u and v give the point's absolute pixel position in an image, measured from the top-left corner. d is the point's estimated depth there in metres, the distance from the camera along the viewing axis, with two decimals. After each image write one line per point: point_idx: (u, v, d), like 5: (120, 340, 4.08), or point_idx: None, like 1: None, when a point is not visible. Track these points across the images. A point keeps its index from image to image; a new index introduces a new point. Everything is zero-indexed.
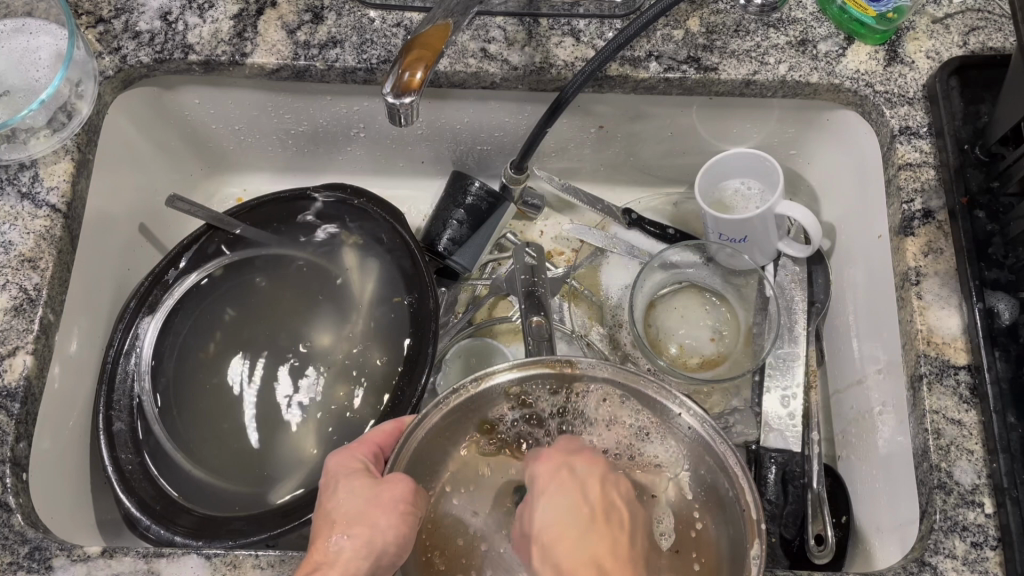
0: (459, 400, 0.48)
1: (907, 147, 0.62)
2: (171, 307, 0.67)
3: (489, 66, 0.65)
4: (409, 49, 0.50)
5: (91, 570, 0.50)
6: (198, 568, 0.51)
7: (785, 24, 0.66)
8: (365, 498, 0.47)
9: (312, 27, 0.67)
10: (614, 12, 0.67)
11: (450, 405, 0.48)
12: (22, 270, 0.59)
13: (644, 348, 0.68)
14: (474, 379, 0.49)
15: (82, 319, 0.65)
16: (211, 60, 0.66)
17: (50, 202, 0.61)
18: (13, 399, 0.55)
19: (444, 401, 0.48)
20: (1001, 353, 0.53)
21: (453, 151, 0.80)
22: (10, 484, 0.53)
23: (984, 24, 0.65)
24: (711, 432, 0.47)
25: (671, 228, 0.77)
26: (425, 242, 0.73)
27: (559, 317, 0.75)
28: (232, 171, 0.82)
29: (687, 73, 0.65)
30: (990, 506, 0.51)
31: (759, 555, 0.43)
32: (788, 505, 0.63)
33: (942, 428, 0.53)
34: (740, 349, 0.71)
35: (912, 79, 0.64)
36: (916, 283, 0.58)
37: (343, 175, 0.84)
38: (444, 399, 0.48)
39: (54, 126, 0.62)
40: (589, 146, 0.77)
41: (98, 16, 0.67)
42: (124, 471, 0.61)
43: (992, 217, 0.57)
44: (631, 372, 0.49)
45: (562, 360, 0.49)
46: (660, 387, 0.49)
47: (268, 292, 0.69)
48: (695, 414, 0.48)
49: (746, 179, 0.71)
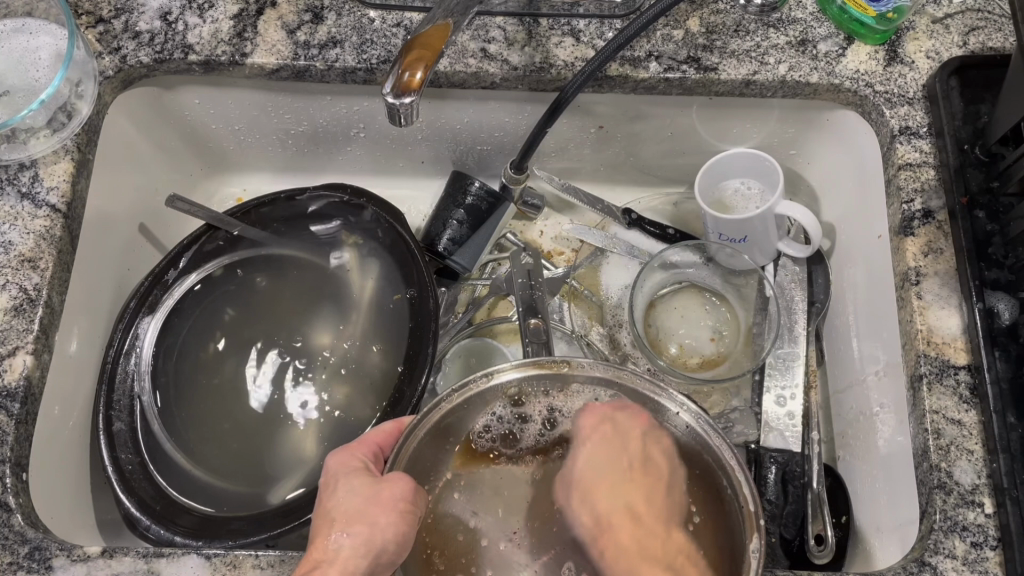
0: (460, 399, 0.48)
1: (906, 147, 0.62)
2: (172, 307, 0.67)
3: (489, 66, 0.65)
4: (409, 49, 0.50)
5: (91, 570, 0.50)
6: (198, 568, 0.51)
7: (785, 24, 0.66)
8: (365, 496, 0.48)
9: (312, 27, 0.67)
10: (614, 12, 0.67)
11: (451, 404, 0.48)
12: (22, 270, 0.59)
13: (644, 348, 0.68)
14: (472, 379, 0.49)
15: (82, 319, 0.65)
16: (211, 60, 0.66)
17: (50, 202, 0.61)
18: (13, 399, 0.55)
19: (445, 401, 0.48)
20: (1001, 353, 0.53)
21: (453, 151, 0.80)
22: (10, 484, 0.53)
23: (984, 24, 0.65)
24: (706, 427, 0.48)
25: (671, 228, 0.77)
26: (425, 242, 0.73)
27: (559, 317, 0.75)
28: (231, 171, 0.82)
29: (687, 73, 0.65)
30: (989, 506, 0.51)
31: (759, 550, 0.43)
32: (788, 505, 0.63)
33: (942, 428, 0.53)
34: (740, 349, 0.71)
35: (912, 79, 0.64)
36: (916, 283, 0.58)
37: (342, 176, 0.84)
38: (445, 399, 0.48)
39: (54, 126, 0.62)
40: (589, 146, 0.77)
41: (98, 16, 0.67)
42: (125, 471, 0.60)
43: (992, 217, 0.57)
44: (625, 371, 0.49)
45: (560, 360, 0.49)
46: (655, 385, 0.49)
47: (268, 292, 0.70)
48: (691, 411, 0.49)
49: (746, 179, 0.71)
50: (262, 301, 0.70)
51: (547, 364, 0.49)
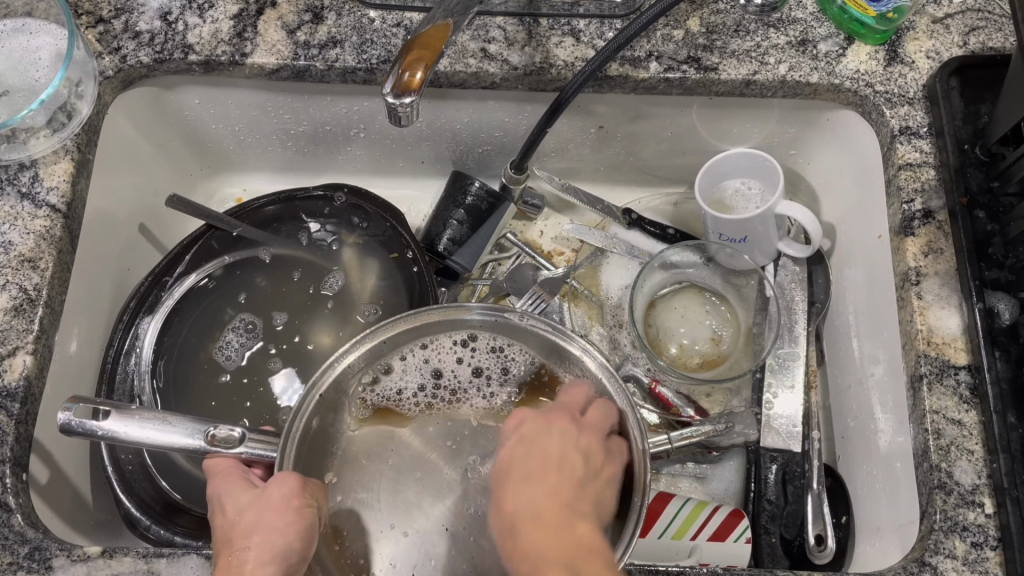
0: (312, 403, 0.48)
1: (906, 147, 0.62)
2: (172, 307, 0.67)
3: (489, 67, 0.65)
4: (409, 49, 0.50)
5: (91, 570, 0.50)
6: (198, 568, 0.50)
7: (785, 24, 0.66)
8: (273, 560, 0.44)
9: (312, 27, 0.67)
10: (614, 12, 0.66)
11: (307, 410, 0.48)
12: (22, 270, 0.59)
13: (644, 347, 0.68)
14: (314, 377, 0.48)
15: (82, 319, 0.65)
16: (211, 60, 0.66)
17: (50, 202, 0.61)
18: (13, 399, 0.55)
19: (301, 409, 0.47)
20: (1001, 353, 0.53)
21: (452, 151, 0.80)
22: (10, 484, 0.53)
23: (984, 24, 0.65)
24: (510, 316, 0.52)
25: (671, 228, 0.77)
26: (425, 242, 0.73)
27: (559, 317, 0.74)
28: (232, 171, 0.82)
29: (687, 73, 0.65)
30: (990, 506, 0.51)
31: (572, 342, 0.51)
32: (788, 505, 0.64)
33: (942, 428, 0.53)
34: (741, 349, 0.71)
35: (912, 79, 0.64)
36: (916, 282, 0.58)
37: (342, 176, 0.84)
38: (300, 408, 0.47)
39: (54, 126, 0.62)
40: (588, 146, 0.77)
41: (98, 16, 0.67)
42: (125, 471, 0.61)
43: (992, 217, 0.57)
44: (422, 314, 0.51)
45: (379, 326, 0.50)
46: (444, 313, 0.52)
47: (267, 292, 0.70)
48: (481, 309, 0.52)
49: (746, 179, 0.71)
50: (259, 304, 0.69)
51: (359, 337, 0.50)
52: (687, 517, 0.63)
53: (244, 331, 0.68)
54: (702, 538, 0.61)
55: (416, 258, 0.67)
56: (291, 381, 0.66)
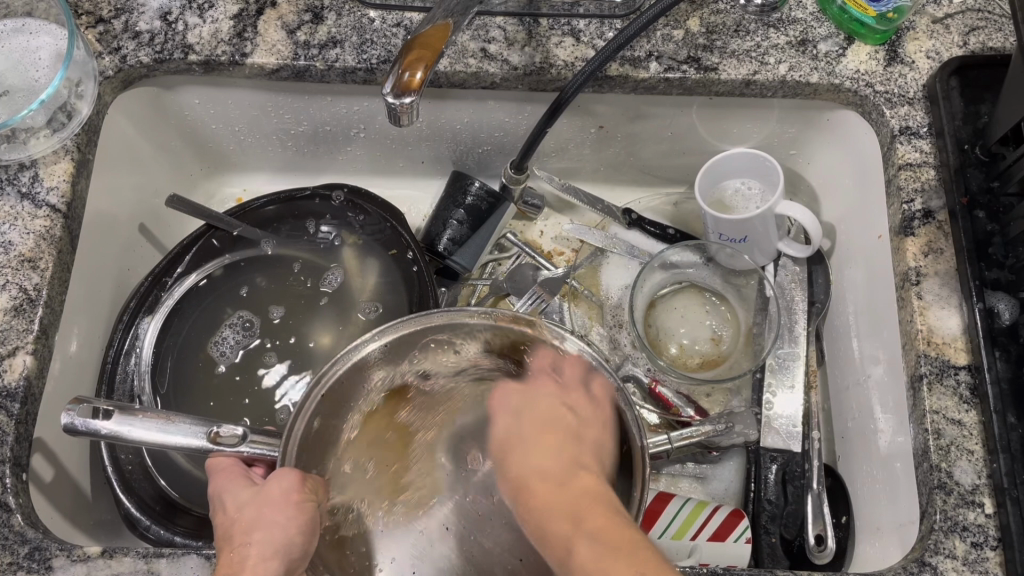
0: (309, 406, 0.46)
1: (906, 148, 0.62)
2: (172, 307, 0.67)
3: (489, 66, 0.65)
4: (409, 49, 0.50)
5: (91, 570, 0.50)
6: (198, 568, 0.50)
7: (785, 24, 0.66)
8: (274, 556, 0.44)
9: (312, 27, 0.67)
10: (614, 12, 0.66)
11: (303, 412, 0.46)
12: (22, 270, 0.59)
13: (644, 347, 0.68)
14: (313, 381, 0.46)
15: (82, 319, 0.65)
16: (211, 60, 0.66)
17: (50, 202, 0.61)
18: (13, 399, 0.55)
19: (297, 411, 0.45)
20: (1001, 353, 0.53)
21: (452, 151, 0.80)
22: (10, 484, 0.53)
23: (984, 24, 0.65)
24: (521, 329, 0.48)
25: (671, 228, 0.77)
26: (425, 242, 0.73)
27: (559, 317, 0.74)
28: (232, 171, 0.82)
29: (687, 73, 0.65)
30: (990, 506, 0.51)
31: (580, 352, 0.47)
32: (788, 506, 0.64)
33: (942, 428, 0.53)
34: (741, 349, 0.71)
35: (912, 79, 0.64)
36: (916, 283, 0.58)
37: (342, 176, 0.84)
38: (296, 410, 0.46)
39: (54, 126, 0.62)
40: (588, 146, 0.77)
41: (98, 16, 0.67)
42: (125, 471, 0.61)
43: (992, 217, 0.57)
44: (426, 318, 0.48)
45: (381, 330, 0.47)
46: (451, 320, 0.48)
47: (266, 292, 0.70)
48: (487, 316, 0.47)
49: (746, 180, 0.71)
50: (258, 303, 0.69)
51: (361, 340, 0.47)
52: (687, 517, 0.63)
53: (240, 328, 0.68)
54: (702, 538, 0.61)
55: (416, 258, 0.68)
56: (290, 380, 0.66)
